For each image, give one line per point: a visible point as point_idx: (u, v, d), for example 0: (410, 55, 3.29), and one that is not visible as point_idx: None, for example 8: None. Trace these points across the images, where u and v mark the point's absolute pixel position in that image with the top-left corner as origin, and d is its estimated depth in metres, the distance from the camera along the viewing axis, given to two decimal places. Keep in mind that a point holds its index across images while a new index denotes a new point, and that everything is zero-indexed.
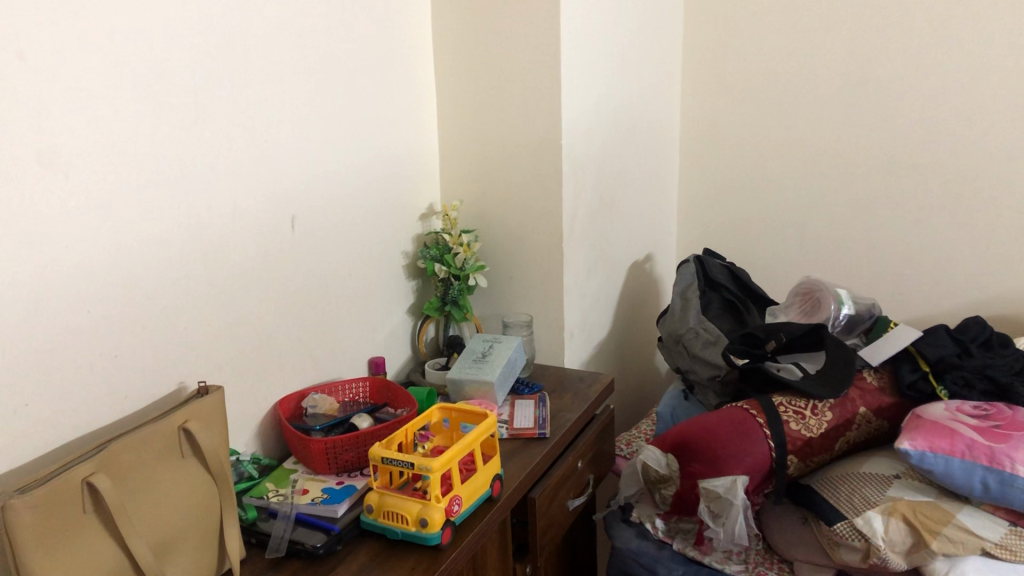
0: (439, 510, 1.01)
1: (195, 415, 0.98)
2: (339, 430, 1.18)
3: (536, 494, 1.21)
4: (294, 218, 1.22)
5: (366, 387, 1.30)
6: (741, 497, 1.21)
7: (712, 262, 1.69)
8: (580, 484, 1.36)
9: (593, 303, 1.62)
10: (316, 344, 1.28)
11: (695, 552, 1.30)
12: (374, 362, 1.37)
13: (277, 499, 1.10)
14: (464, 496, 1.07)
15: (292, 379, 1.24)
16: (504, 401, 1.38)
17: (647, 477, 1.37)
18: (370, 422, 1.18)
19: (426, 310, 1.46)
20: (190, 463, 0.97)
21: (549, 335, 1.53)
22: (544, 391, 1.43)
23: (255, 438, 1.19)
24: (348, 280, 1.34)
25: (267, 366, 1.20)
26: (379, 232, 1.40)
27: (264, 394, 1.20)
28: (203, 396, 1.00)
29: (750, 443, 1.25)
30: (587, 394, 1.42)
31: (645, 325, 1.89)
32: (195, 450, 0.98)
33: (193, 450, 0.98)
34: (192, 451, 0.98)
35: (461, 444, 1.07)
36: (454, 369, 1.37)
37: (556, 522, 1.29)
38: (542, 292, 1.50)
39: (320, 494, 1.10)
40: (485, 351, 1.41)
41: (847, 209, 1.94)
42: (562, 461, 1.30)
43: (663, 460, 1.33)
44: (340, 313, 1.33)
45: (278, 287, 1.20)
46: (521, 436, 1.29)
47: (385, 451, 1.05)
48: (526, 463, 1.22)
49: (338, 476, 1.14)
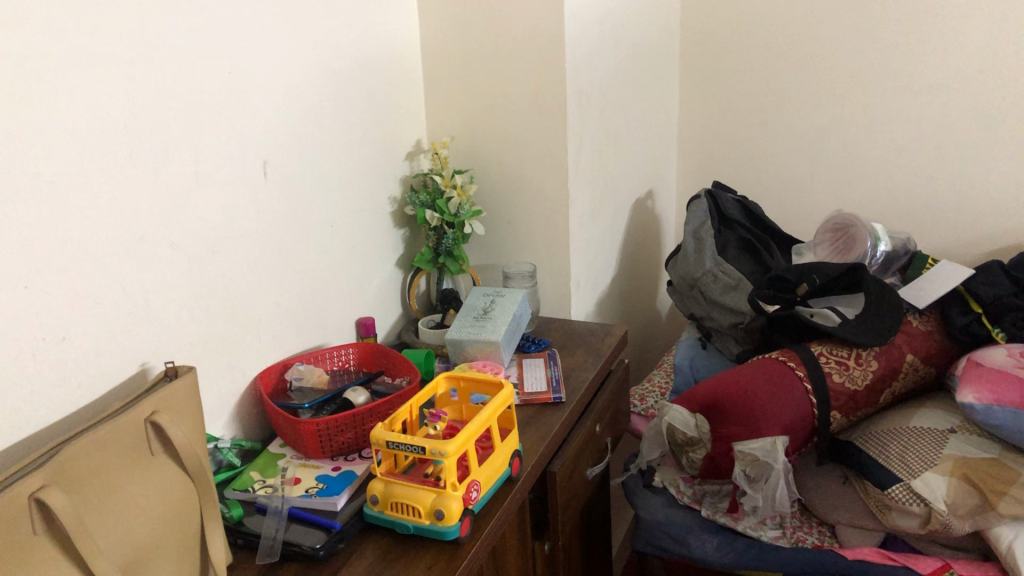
0: (457, 499, 0.88)
1: (164, 404, 0.83)
2: (333, 407, 1.03)
3: (556, 468, 1.08)
4: (267, 163, 1.05)
5: (357, 353, 1.15)
6: (783, 460, 1.09)
7: (724, 196, 1.55)
8: (598, 449, 1.23)
9: (599, 247, 1.47)
10: (298, 307, 1.13)
11: (727, 519, 1.18)
12: (364, 324, 1.22)
13: (265, 491, 0.95)
14: (483, 480, 0.93)
15: (274, 348, 1.09)
16: (511, 361, 1.24)
17: (672, 439, 1.24)
18: (367, 396, 1.03)
19: (418, 263, 1.30)
20: (163, 462, 0.82)
21: (553, 284, 1.38)
22: (553, 347, 1.29)
23: (235, 419, 1.03)
24: (332, 232, 1.18)
25: (245, 337, 1.04)
26: (363, 176, 1.24)
27: (243, 369, 1.04)
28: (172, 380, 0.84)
29: (790, 398, 1.13)
30: (601, 350, 1.28)
31: (648, 266, 1.76)
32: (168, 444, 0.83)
33: (166, 445, 0.83)
34: (165, 446, 0.83)
35: (477, 422, 0.92)
36: (454, 329, 1.23)
37: (576, 495, 1.16)
38: (546, 236, 1.35)
39: (314, 483, 0.95)
40: (487, 307, 1.26)
41: (861, 134, 1.80)
42: (580, 427, 1.16)
43: (691, 421, 1.20)
44: (324, 270, 1.17)
45: (254, 245, 1.04)
46: (535, 402, 1.15)
47: (391, 435, 0.91)
48: (544, 434, 1.08)
49: (334, 461, 0.99)
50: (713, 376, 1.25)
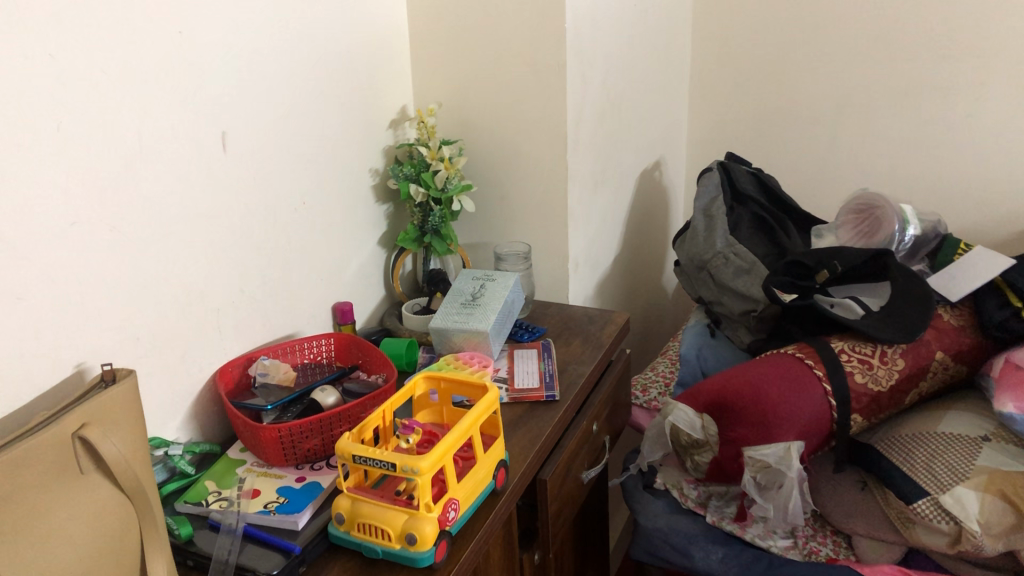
0: (431, 522, 0.78)
1: (96, 415, 0.72)
2: (299, 409, 0.92)
3: (547, 475, 0.98)
4: (226, 134, 0.93)
5: (330, 344, 1.04)
6: (797, 468, 1.00)
7: (737, 170, 1.43)
8: (595, 449, 1.13)
9: (600, 224, 1.36)
10: (265, 294, 1.02)
11: (734, 526, 1.09)
12: (341, 310, 1.11)
13: (220, 505, 0.85)
14: (462, 498, 0.83)
15: (236, 340, 0.98)
16: (501, 353, 1.14)
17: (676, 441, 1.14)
18: (337, 397, 0.93)
19: (401, 242, 1.19)
20: (94, 481, 0.72)
21: (550, 265, 1.27)
22: (547, 336, 1.18)
23: (190, 421, 0.93)
24: (304, 210, 1.07)
25: (202, 329, 0.93)
26: (339, 146, 1.12)
27: (200, 364, 0.94)
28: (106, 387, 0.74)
29: (807, 399, 1.03)
30: (600, 340, 1.17)
31: (653, 241, 1.64)
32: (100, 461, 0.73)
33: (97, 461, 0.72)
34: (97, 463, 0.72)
35: (456, 433, 0.82)
36: (439, 316, 1.12)
37: (570, 500, 1.06)
38: (542, 213, 1.24)
39: (275, 497, 0.85)
40: (476, 292, 1.15)
41: (887, 101, 1.67)
42: (575, 427, 1.06)
43: (697, 422, 1.09)
44: (295, 252, 1.06)
45: (211, 226, 0.93)
46: (525, 400, 1.04)
47: (358, 447, 0.80)
48: (534, 437, 0.98)
49: (299, 470, 0.89)
50: (723, 371, 1.15)
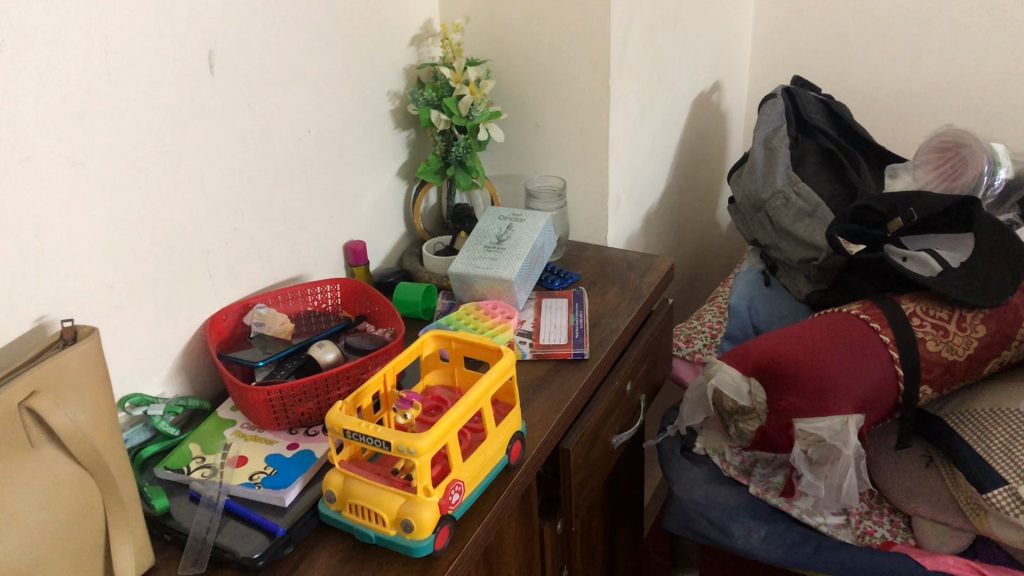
0: (430, 507, 0.68)
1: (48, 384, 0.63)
2: (295, 366, 0.83)
3: (570, 444, 0.88)
4: (214, 53, 0.82)
5: (337, 290, 0.94)
6: (854, 444, 0.88)
7: (804, 97, 1.28)
8: (629, 410, 1.02)
9: (646, 156, 1.22)
10: (263, 233, 0.92)
11: (780, 500, 0.98)
12: (352, 250, 1.01)
13: (202, 474, 0.77)
14: (468, 479, 0.74)
15: (230, 284, 0.89)
16: (527, 302, 1.03)
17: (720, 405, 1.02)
18: (337, 353, 0.83)
19: (422, 174, 1.07)
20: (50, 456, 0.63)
21: (587, 202, 1.15)
22: (581, 284, 1.07)
23: (177, 374, 0.85)
24: (309, 139, 0.96)
25: (190, 274, 0.84)
26: (352, 67, 1.00)
27: (187, 313, 0.84)
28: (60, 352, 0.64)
29: (869, 368, 0.91)
30: (639, 288, 1.05)
31: (707, 173, 1.50)
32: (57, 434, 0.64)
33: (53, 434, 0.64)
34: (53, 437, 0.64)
35: (463, 406, 0.72)
36: (459, 260, 1.01)
37: (597, 468, 0.96)
38: (580, 145, 1.11)
39: (262, 467, 0.77)
40: (502, 234, 1.04)
41: (981, 18, 1.48)
42: (607, 389, 0.96)
43: (744, 387, 0.97)
44: (299, 187, 0.95)
45: (199, 159, 0.82)
46: (551, 357, 0.94)
47: (349, 422, 0.71)
48: (558, 403, 0.88)
49: (292, 435, 0.80)
50: (776, 329, 1.02)
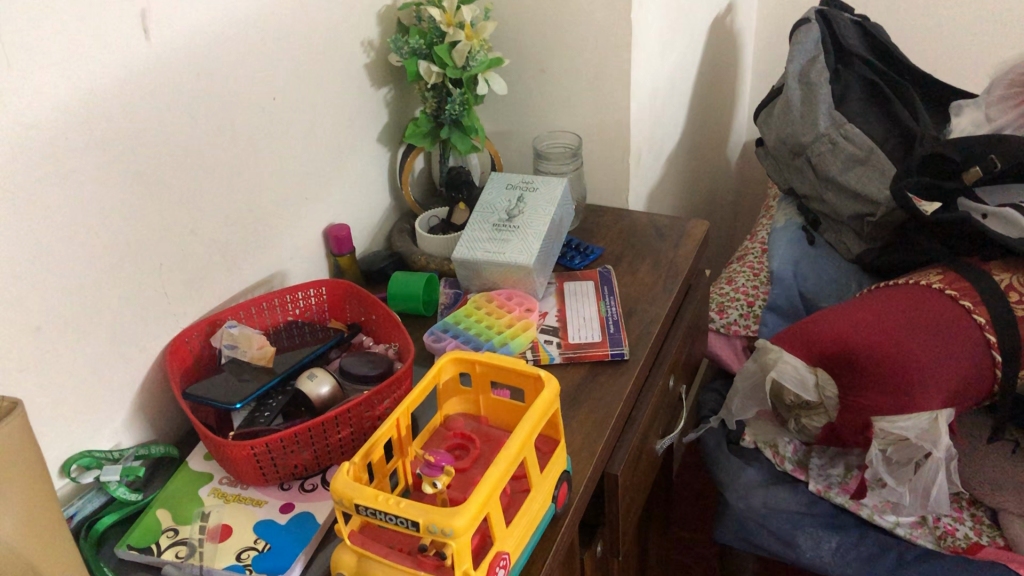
0: None
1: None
2: (282, 403, 0.67)
3: (618, 470, 0.73)
4: (149, 12, 0.63)
5: (322, 293, 0.78)
6: (945, 447, 0.74)
7: (840, 20, 1.11)
8: (671, 407, 0.88)
9: (665, 98, 1.05)
10: (228, 231, 0.74)
11: (845, 500, 0.86)
12: (335, 238, 0.84)
13: (177, 555, 0.60)
14: (513, 547, 0.59)
15: (191, 298, 0.72)
16: (547, 287, 0.87)
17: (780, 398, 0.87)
18: (333, 385, 0.67)
19: (410, 139, 0.90)
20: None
21: (604, 159, 0.98)
22: (605, 260, 0.91)
23: (134, 417, 0.68)
24: (275, 108, 0.77)
25: (140, 296, 0.67)
26: (320, 14, 0.81)
27: (140, 342, 0.68)
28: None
29: (963, 356, 0.76)
30: (674, 263, 0.90)
31: (720, 107, 1.33)
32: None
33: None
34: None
35: (504, 463, 0.57)
36: (464, 242, 0.85)
37: (643, 482, 0.83)
38: (595, 94, 0.94)
39: (252, 541, 0.61)
40: (512, 208, 0.87)
41: None
42: (650, 392, 0.81)
43: (808, 379, 0.82)
44: (266, 169, 0.78)
45: (138, 151, 0.64)
46: (584, 360, 0.78)
47: (361, 495, 0.55)
48: (601, 421, 0.73)
49: (285, 493, 0.65)
50: (837, 305, 0.87)
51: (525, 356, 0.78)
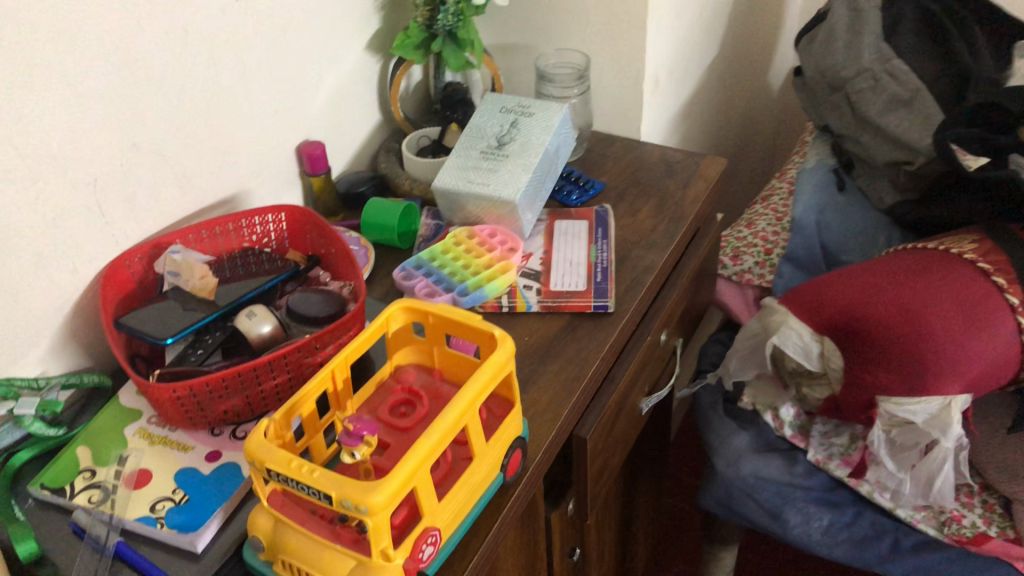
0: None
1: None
2: (219, 341, 0.62)
3: (587, 434, 0.67)
4: None
5: (281, 220, 0.72)
6: (956, 436, 0.67)
7: None
8: (663, 362, 0.81)
9: (694, 17, 0.95)
10: (180, 145, 0.68)
11: (846, 474, 0.79)
12: (308, 157, 0.77)
13: (89, 500, 0.56)
14: (446, 523, 0.54)
15: (133, 217, 0.66)
16: (537, 224, 0.80)
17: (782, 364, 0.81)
18: (275, 324, 0.61)
19: (398, 51, 0.82)
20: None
21: (617, 83, 0.89)
22: (605, 197, 0.83)
23: (63, 344, 0.63)
24: (239, 11, 0.69)
25: (68, 215, 0.61)
26: None
27: (70, 264, 0.62)
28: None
29: (989, 338, 0.68)
30: (680, 205, 0.82)
31: (763, 29, 1.21)
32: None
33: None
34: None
35: (438, 433, 0.51)
36: (447, 170, 0.78)
37: (622, 442, 0.76)
38: (611, 10, 0.84)
39: (170, 492, 0.57)
40: (503, 133, 0.79)
41: None
42: (637, 346, 0.73)
43: (813, 347, 0.75)
44: (228, 79, 0.70)
45: (68, 57, 0.57)
46: (564, 309, 0.71)
47: (274, 458, 0.50)
48: (572, 380, 0.66)
49: (214, 439, 0.60)
50: (855, 265, 0.79)
51: (499, 302, 0.72)
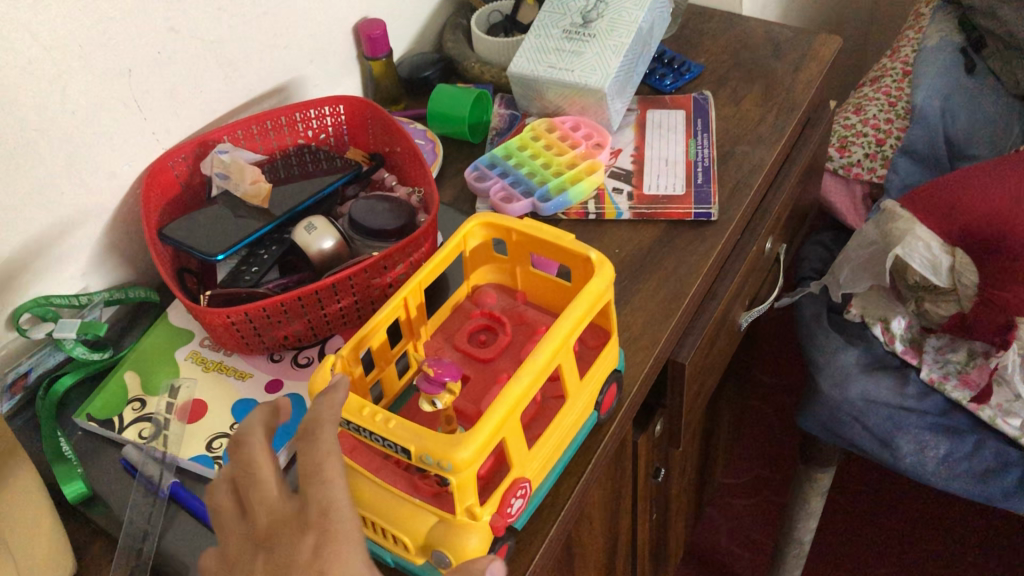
0: (478, 537, 0.44)
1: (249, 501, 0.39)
2: (275, 256, 0.55)
3: (687, 359, 0.59)
4: None
5: (340, 113, 0.63)
6: None
7: None
8: (765, 271, 0.73)
9: None
10: (225, 27, 0.59)
11: (965, 398, 0.71)
12: (368, 37, 0.68)
13: (140, 435, 0.51)
14: (535, 472, 0.47)
15: (175, 112, 0.58)
16: (626, 114, 0.70)
17: (901, 278, 0.70)
18: (338, 239, 0.54)
19: None
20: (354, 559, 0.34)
21: None
22: (703, 82, 0.73)
23: (103, 256, 0.57)
24: None
25: (101, 114, 0.53)
26: None
27: (106, 167, 0.55)
28: (322, 418, 0.36)
29: None
30: (791, 92, 0.71)
31: None
32: (350, 532, 0.34)
33: (330, 535, 0.34)
34: (329, 547, 0.34)
35: (530, 378, 0.43)
36: (524, 51, 0.68)
37: (719, 360, 0.69)
38: None
39: (228, 427, 0.51)
40: (589, 9, 0.69)
41: None
42: (741, 257, 0.65)
43: (932, 263, 0.65)
44: None
45: None
46: (660, 216, 0.63)
47: (343, 403, 0.42)
48: (670, 301, 0.58)
49: (275, 366, 0.54)
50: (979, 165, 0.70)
51: (586, 208, 0.63)
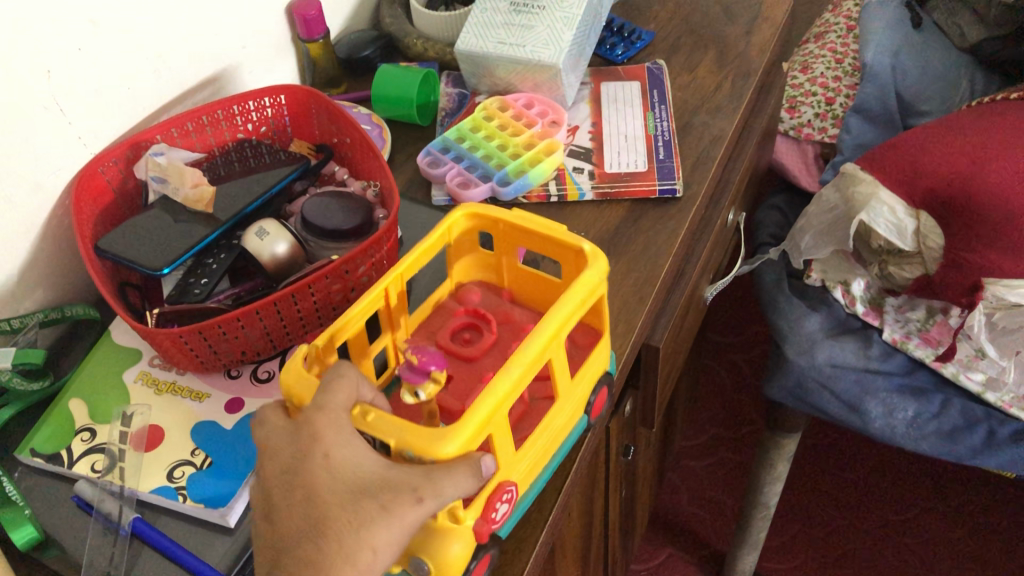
0: (461, 543, 0.40)
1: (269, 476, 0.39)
2: (226, 264, 0.51)
3: (662, 342, 0.57)
4: None
5: (281, 103, 0.59)
6: None
7: None
8: (727, 241, 0.72)
9: None
10: (150, 18, 0.54)
11: (927, 355, 0.73)
12: (302, 18, 0.64)
13: (93, 469, 0.47)
14: (522, 477, 0.44)
15: (101, 113, 0.53)
16: (580, 89, 0.68)
17: (865, 242, 0.71)
18: (291, 242, 0.50)
19: None
20: (359, 450, 0.36)
21: None
22: (654, 51, 0.71)
23: (33, 274, 0.52)
24: None
25: (22, 122, 0.48)
26: None
27: (30, 179, 0.50)
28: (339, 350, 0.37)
29: None
30: (745, 58, 0.70)
31: None
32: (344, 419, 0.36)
33: (325, 424, 0.36)
34: (330, 435, 0.36)
35: (520, 369, 0.39)
36: (471, 26, 0.65)
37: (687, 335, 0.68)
38: None
39: (192, 453, 0.47)
40: None
41: None
42: (707, 232, 0.63)
43: (903, 225, 0.66)
44: None
45: None
46: (625, 195, 0.60)
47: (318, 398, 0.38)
48: (642, 285, 0.56)
49: (232, 384, 0.51)
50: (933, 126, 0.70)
51: (547, 190, 0.60)
